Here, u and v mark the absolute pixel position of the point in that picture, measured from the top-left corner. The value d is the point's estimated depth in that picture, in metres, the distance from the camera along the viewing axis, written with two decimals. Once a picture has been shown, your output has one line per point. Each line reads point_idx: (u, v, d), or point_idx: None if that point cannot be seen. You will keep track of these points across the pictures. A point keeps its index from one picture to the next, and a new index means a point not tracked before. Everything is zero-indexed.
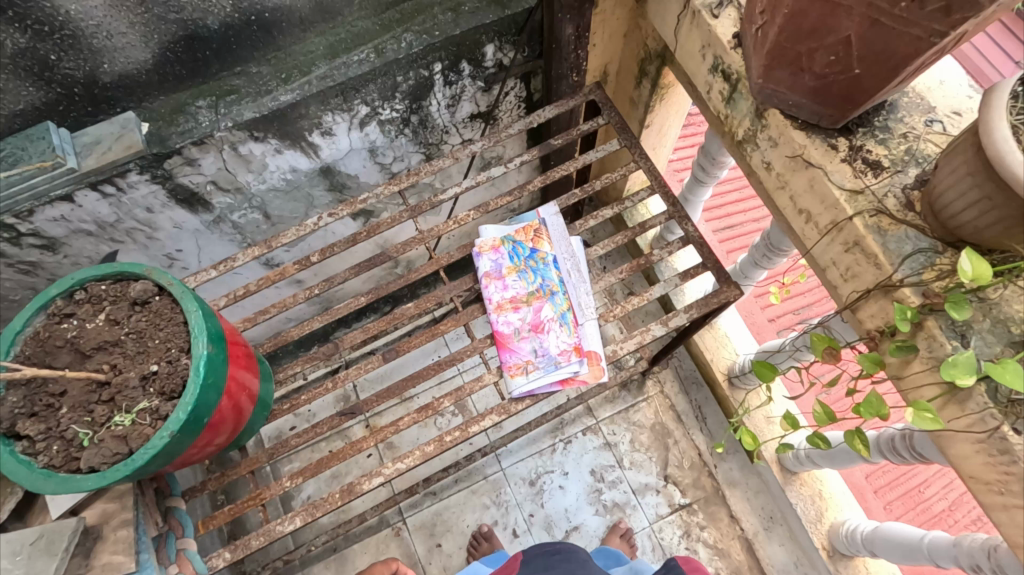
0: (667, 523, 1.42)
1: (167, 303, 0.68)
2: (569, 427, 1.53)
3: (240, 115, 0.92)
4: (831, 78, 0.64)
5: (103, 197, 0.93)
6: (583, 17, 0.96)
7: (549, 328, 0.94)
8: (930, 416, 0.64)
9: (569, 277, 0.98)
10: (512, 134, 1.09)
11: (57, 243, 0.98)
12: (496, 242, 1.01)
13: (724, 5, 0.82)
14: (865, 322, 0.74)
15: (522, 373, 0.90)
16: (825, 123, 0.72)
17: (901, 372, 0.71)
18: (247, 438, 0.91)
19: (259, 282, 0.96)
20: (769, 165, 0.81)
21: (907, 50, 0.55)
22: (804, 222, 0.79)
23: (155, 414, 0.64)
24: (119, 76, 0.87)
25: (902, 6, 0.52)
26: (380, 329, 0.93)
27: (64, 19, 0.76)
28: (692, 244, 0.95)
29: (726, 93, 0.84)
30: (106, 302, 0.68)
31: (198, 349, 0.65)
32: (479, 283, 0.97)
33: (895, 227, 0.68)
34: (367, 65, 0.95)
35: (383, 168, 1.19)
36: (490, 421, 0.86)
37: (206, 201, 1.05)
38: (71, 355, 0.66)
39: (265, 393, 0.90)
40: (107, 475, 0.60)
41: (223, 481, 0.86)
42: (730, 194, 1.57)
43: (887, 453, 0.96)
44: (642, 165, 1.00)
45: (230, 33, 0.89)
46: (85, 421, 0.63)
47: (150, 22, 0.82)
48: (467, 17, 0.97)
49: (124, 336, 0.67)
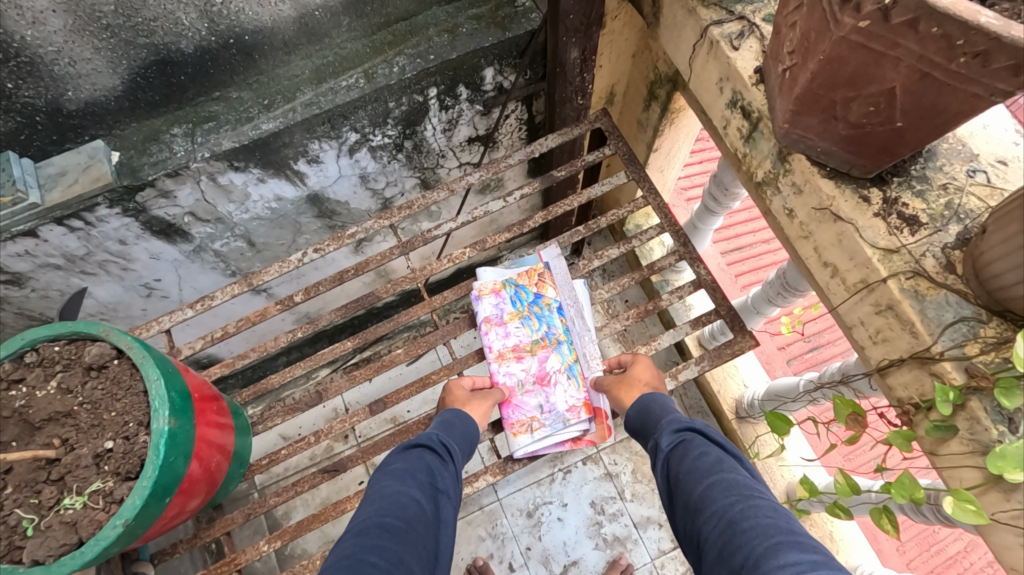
0: (670, 559, 1.36)
1: (126, 368, 0.61)
2: (569, 456, 1.47)
3: (218, 145, 0.85)
4: (868, 129, 0.57)
5: (71, 231, 0.86)
6: (590, 40, 0.88)
7: (555, 381, 0.89)
8: (973, 508, 0.58)
9: (575, 325, 0.93)
10: (512, 163, 1.02)
11: (23, 278, 0.92)
12: (497, 285, 0.95)
13: (745, 35, 0.74)
14: (897, 390, 0.67)
15: (526, 431, 0.86)
16: (857, 171, 0.66)
17: (936, 449, 0.64)
18: (223, 496, 0.85)
19: (239, 323, 0.90)
20: (792, 213, 0.74)
21: (962, 107, 0.49)
22: (829, 276, 0.72)
23: (108, 497, 0.57)
24: (86, 104, 0.80)
25: (960, 62, 0.45)
26: (367, 377, 0.87)
27: (19, 46, 0.70)
28: (704, 288, 0.89)
29: (745, 131, 0.77)
30: (59, 366, 0.61)
31: (158, 424, 0.59)
32: (479, 329, 0.92)
33: (933, 291, 0.61)
34: (356, 91, 0.88)
35: (375, 194, 1.12)
36: (485, 481, 0.81)
37: (185, 231, 0.98)
38: (19, 427, 0.59)
39: (242, 447, 0.85)
40: (52, 569, 0.54)
41: (195, 543, 0.80)
42: (740, 215, 1.51)
43: (909, 512, 0.89)
44: (651, 201, 0.93)
45: (206, 57, 0.82)
46: (31, 504, 0.57)
47: (117, 47, 0.75)
48: (464, 39, 0.90)
49: (77, 406, 0.60)
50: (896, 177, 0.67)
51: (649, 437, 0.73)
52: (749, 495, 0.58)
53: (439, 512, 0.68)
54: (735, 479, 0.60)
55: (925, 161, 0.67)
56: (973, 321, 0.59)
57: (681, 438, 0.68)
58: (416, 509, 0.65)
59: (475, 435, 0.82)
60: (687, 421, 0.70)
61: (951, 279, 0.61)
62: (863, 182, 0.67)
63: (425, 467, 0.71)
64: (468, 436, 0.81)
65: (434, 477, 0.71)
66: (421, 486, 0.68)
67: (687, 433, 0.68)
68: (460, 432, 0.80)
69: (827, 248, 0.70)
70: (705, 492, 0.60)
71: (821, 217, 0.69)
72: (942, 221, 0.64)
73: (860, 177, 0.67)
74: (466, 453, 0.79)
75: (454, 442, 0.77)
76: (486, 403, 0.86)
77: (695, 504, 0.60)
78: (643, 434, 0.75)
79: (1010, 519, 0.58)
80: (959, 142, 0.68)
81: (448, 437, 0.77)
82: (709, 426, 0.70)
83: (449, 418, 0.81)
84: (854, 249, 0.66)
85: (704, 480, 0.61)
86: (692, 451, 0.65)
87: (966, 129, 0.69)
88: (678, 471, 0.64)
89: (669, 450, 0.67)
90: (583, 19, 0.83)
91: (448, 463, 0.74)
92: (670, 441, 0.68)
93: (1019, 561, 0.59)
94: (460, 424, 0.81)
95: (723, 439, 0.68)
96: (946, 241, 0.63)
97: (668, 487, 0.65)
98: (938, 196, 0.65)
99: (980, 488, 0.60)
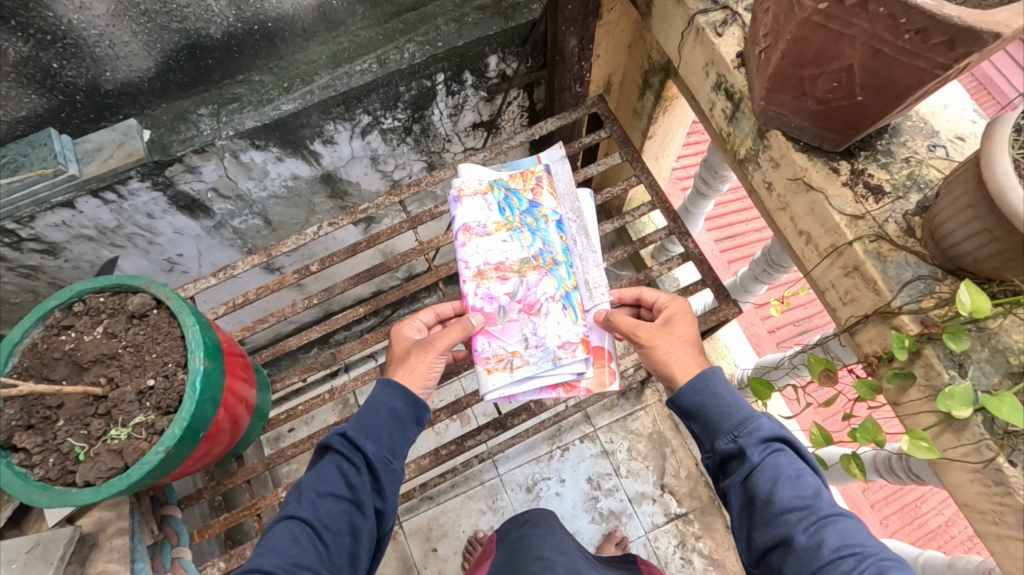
0: (663, 532, 1.35)
1: (164, 317, 0.72)
2: (567, 435, 1.47)
3: (241, 124, 0.92)
4: (833, 104, 0.64)
5: (104, 204, 0.93)
6: (587, 29, 0.93)
7: (546, 310, 0.82)
8: (926, 445, 0.63)
9: (574, 245, 0.88)
10: (513, 146, 1.08)
11: (58, 248, 0.99)
12: (484, 188, 0.89)
13: (728, 23, 0.81)
14: (864, 346, 0.73)
15: (503, 368, 0.80)
16: (828, 145, 0.72)
17: (899, 399, 0.71)
18: (244, 448, 0.92)
19: (259, 291, 0.96)
20: (770, 185, 0.80)
21: (911, 81, 0.56)
22: (804, 244, 0.78)
23: (150, 428, 0.68)
24: (121, 84, 0.87)
25: (904, 38, 0.52)
26: (378, 341, 0.94)
27: (66, 29, 0.77)
28: (692, 260, 0.95)
29: (728, 112, 0.83)
30: (104, 315, 0.73)
31: (194, 364, 0.69)
32: (459, 238, 0.85)
33: (894, 253, 0.68)
34: (369, 75, 0.95)
35: (384, 176, 1.20)
36: (485, 435, 0.93)
37: (207, 207, 1.05)
38: (68, 367, 0.70)
39: (262, 402, 0.93)
40: (102, 489, 0.64)
41: (219, 490, 0.87)
42: (733, 204, 1.59)
43: (884, 472, 0.95)
44: (643, 180, 1.00)
45: (232, 42, 0.89)
46: (81, 434, 0.68)
47: (153, 32, 0.82)
48: (470, 28, 0.97)
49: (121, 349, 0.71)
50: (863, 151, 0.73)
51: (720, 434, 0.66)
52: (868, 545, 0.57)
53: (344, 529, 0.68)
54: (847, 522, 0.58)
55: (890, 137, 0.74)
56: (929, 279, 0.66)
57: (772, 451, 0.63)
58: (305, 542, 0.66)
59: (407, 405, 0.74)
60: (774, 429, 0.65)
61: (911, 242, 0.68)
62: (833, 156, 0.73)
63: (332, 482, 0.69)
64: (398, 415, 0.74)
65: (338, 491, 0.69)
66: (316, 508, 0.68)
67: (777, 445, 0.64)
68: (386, 417, 0.73)
69: (801, 217, 0.77)
70: (817, 535, 0.57)
71: (795, 188, 0.76)
72: (904, 190, 0.70)
73: (830, 151, 0.73)
74: (403, 433, 0.74)
75: (369, 440, 0.71)
76: (426, 357, 0.77)
77: (808, 548, 0.57)
78: (698, 419, 0.68)
79: (961, 456, 0.64)
80: (921, 120, 0.74)
81: (361, 435, 0.71)
82: (786, 429, 0.66)
83: (373, 399, 0.74)
84: (824, 215, 0.72)
85: (814, 520, 0.58)
86: (790, 471, 0.62)
87: (929, 108, 0.75)
88: (777, 498, 0.60)
89: (762, 466, 0.62)
90: (580, 9, 0.88)
91: (363, 471, 0.70)
92: (760, 454, 0.63)
93: (970, 495, 0.65)
94: (375, 410, 0.73)
95: (803, 449, 0.65)
96: (907, 208, 0.69)
97: (756, 509, 0.62)
98: (901, 168, 0.72)
99: (936, 429, 0.66)
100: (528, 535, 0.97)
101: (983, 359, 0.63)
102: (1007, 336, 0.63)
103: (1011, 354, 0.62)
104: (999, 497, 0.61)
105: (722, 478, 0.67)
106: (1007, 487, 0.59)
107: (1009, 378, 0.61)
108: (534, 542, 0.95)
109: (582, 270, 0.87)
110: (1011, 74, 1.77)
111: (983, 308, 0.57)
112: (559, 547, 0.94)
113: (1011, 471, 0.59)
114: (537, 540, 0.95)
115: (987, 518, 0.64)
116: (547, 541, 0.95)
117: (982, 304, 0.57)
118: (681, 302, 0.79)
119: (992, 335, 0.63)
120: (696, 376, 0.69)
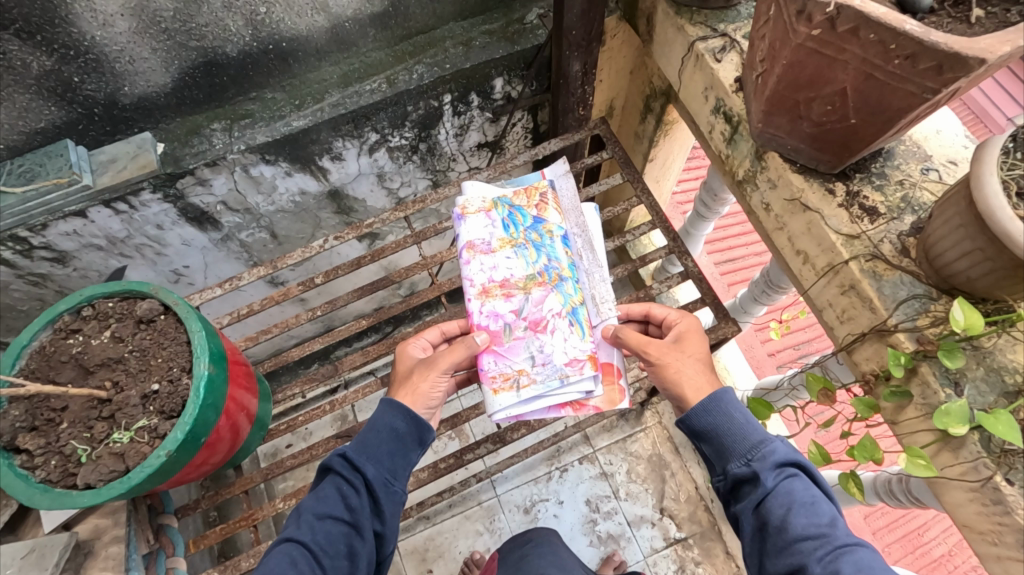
0: (662, 557, 1.34)
1: (172, 322, 0.74)
2: (566, 455, 1.46)
3: (253, 139, 0.94)
4: (828, 126, 0.66)
5: (115, 214, 0.95)
6: (591, 54, 0.96)
7: (553, 327, 0.83)
8: (924, 463, 0.62)
9: (580, 259, 0.89)
10: (516, 165, 1.10)
11: (67, 257, 1.01)
12: (488, 205, 0.90)
13: (726, 50, 0.84)
14: (861, 364, 0.74)
15: (510, 388, 0.81)
16: (823, 167, 0.74)
17: (896, 417, 0.71)
18: (243, 457, 0.93)
19: (263, 302, 0.96)
20: (768, 206, 0.82)
21: (901, 104, 0.58)
22: (801, 263, 0.79)
23: (152, 432, 0.69)
24: (138, 99, 0.90)
25: (895, 63, 0.54)
26: (379, 353, 0.95)
27: (89, 45, 0.80)
28: (692, 279, 0.96)
29: (727, 134, 0.86)
30: (112, 319, 0.74)
31: (199, 369, 0.70)
32: (463, 256, 0.87)
33: (890, 272, 0.69)
34: (378, 94, 0.97)
35: (390, 194, 1.22)
36: (485, 449, 0.94)
37: (215, 220, 1.07)
38: (74, 370, 0.72)
39: (263, 412, 0.94)
40: (103, 492, 0.65)
41: (216, 500, 0.87)
42: (732, 228, 1.61)
43: (884, 496, 0.94)
44: (644, 200, 1.02)
45: (248, 60, 0.92)
46: (84, 437, 0.69)
47: (171, 49, 0.85)
48: (477, 51, 1.00)
49: (127, 353, 0.73)
50: (858, 173, 0.75)
51: (732, 457, 0.66)
52: None
53: (342, 552, 0.68)
54: (864, 552, 0.58)
55: (885, 160, 0.76)
56: (924, 298, 0.67)
57: (786, 476, 0.63)
58: (301, 565, 0.66)
59: (413, 423, 0.74)
60: (788, 453, 0.64)
61: (905, 262, 0.69)
62: (829, 177, 0.75)
63: (331, 504, 0.69)
64: (398, 435, 0.74)
65: (337, 513, 0.69)
66: (314, 531, 0.68)
67: (791, 470, 0.64)
68: (388, 437, 0.73)
69: (799, 237, 0.78)
70: (831, 566, 0.57)
71: (792, 208, 0.78)
72: (898, 212, 0.72)
73: (826, 172, 0.75)
74: (404, 453, 0.74)
75: (369, 461, 0.71)
76: (428, 374, 0.78)
77: None
78: (710, 443, 0.68)
79: (958, 475, 0.64)
80: (914, 144, 0.76)
81: (362, 457, 0.71)
82: (801, 453, 0.66)
83: (375, 419, 0.74)
84: (821, 235, 0.74)
85: (829, 550, 0.58)
86: (804, 498, 0.61)
87: (921, 133, 0.77)
88: (790, 526, 0.60)
89: (775, 491, 0.62)
90: (584, 35, 0.91)
91: (362, 494, 0.70)
92: (774, 479, 0.63)
93: (969, 515, 0.65)
94: (375, 431, 0.73)
95: (817, 474, 0.65)
96: (901, 229, 0.71)
97: (768, 535, 0.62)
98: (895, 191, 0.73)
99: (933, 447, 0.66)
100: (528, 555, 0.96)
101: (978, 378, 0.64)
102: (1002, 355, 0.64)
103: (1006, 373, 0.63)
104: (998, 517, 0.61)
105: (733, 502, 0.67)
106: (1005, 506, 0.60)
107: (1005, 397, 0.62)
108: (532, 563, 0.94)
109: (587, 285, 0.88)
110: (1002, 108, 1.82)
111: (977, 326, 0.58)
112: (559, 566, 0.93)
113: (1009, 490, 0.59)
114: (538, 558, 0.95)
115: (987, 539, 0.64)
116: (546, 560, 0.94)
117: (975, 321, 0.58)
118: (692, 319, 0.79)
119: (986, 354, 0.64)
120: (708, 397, 0.69)
